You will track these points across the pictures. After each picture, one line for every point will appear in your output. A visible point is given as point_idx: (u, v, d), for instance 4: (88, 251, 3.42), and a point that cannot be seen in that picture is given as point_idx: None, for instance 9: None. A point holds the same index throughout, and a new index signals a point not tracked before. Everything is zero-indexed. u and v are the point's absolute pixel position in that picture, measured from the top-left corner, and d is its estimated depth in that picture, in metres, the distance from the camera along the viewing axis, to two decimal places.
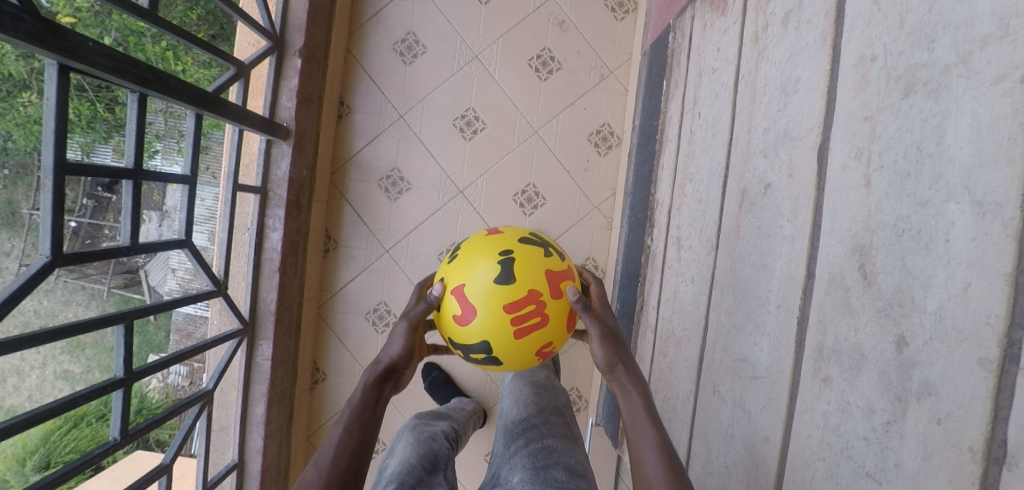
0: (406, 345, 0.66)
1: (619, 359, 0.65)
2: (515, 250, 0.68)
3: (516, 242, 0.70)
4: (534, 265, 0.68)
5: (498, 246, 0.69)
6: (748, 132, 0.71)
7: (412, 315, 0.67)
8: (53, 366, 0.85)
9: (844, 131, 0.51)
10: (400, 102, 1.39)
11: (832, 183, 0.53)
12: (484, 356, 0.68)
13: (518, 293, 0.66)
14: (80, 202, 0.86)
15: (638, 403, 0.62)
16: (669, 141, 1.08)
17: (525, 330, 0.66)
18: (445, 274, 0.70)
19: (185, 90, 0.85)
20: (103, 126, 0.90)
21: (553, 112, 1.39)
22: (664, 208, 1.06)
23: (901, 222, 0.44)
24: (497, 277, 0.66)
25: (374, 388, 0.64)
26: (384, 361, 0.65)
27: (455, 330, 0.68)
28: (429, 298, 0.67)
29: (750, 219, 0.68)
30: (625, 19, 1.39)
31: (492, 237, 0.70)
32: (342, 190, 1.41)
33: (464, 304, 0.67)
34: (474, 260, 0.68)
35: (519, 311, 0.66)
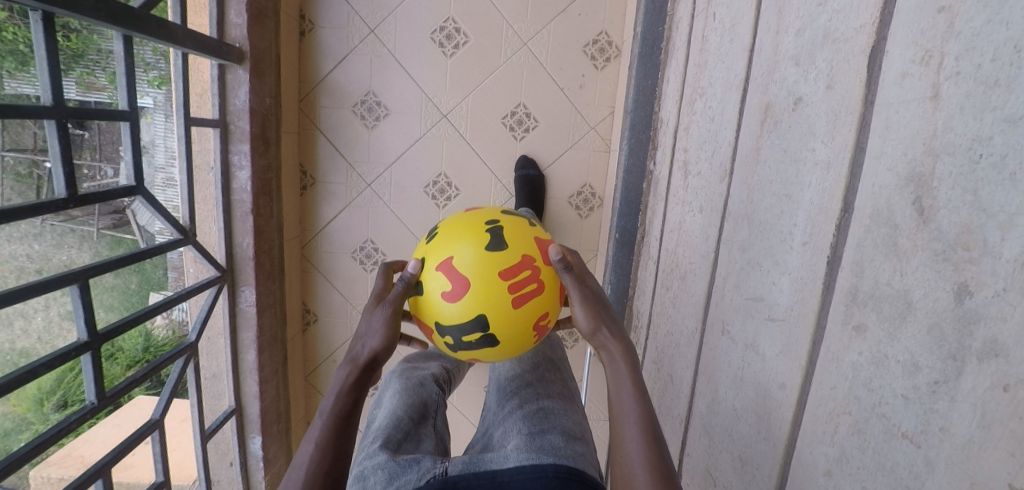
0: (387, 336, 0.60)
1: (605, 320, 0.60)
2: (500, 220, 0.66)
3: (499, 215, 0.67)
4: (522, 231, 0.65)
5: (482, 217, 0.66)
6: (776, 35, 0.60)
7: (391, 301, 0.62)
8: (56, 307, 0.79)
9: (908, 29, 0.41)
10: (369, 15, 1.23)
11: (885, 96, 0.43)
12: (478, 336, 0.62)
13: (512, 259, 0.62)
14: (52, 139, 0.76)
15: (624, 372, 0.58)
16: (676, 49, 0.95)
17: (523, 298, 0.61)
18: (427, 253, 0.65)
19: (98, 4, 0.71)
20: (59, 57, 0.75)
21: (544, 20, 1.23)
22: (669, 128, 0.95)
23: (978, 144, 0.35)
24: (487, 245, 0.62)
25: (351, 393, 0.58)
26: (363, 355, 0.60)
27: (441, 308, 0.62)
28: (406, 275, 0.61)
29: (773, 141, 0.59)
30: None
31: (475, 214, 0.67)
32: (314, 119, 1.28)
33: (453, 277, 0.61)
34: (459, 232, 0.64)
35: (514, 278, 0.61)
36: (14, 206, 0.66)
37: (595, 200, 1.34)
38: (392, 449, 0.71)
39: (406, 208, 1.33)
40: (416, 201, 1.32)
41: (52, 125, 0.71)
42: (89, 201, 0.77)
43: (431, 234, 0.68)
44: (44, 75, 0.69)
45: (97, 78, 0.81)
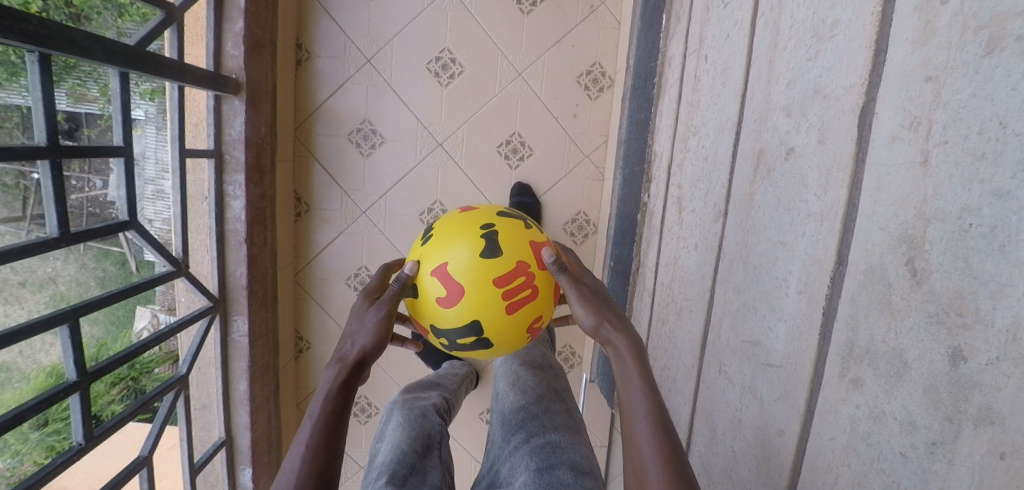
0: (378, 332, 0.59)
1: (607, 315, 0.59)
2: (497, 224, 0.65)
3: (494, 216, 0.66)
4: (518, 235, 0.64)
5: (477, 221, 0.65)
6: (768, 84, 0.61)
7: (385, 302, 0.60)
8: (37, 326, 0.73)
9: (897, 94, 0.42)
10: (366, 45, 1.24)
11: (876, 156, 0.44)
12: (472, 340, 0.63)
13: (506, 266, 0.61)
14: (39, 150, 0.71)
15: (631, 363, 0.56)
16: (670, 85, 0.96)
17: (517, 304, 0.62)
18: (421, 254, 0.65)
19: (96, 45, 0.71)
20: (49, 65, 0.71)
21: (538, 50, 1.25)
22: (663, 162, 0.97)
23: (967, 213, 0.36)
24: (482, 252, 0.62)
25: (341, 392, 0.57)
26: (352, 353, 0.58)
27: (436, 312, 0.62)
28: (401, 277, 0.61)
29: (766, 188, 0.60)
30: None
31: (469, 214, 0.66)
32: (309, 147, 1.28)
33: (447, 283, 0.61)
34: (453, 233, 0.64)
35: (508, 285, 0.61)
36: (6, 249, 0.65)
37: (589, 226, 1.35)
38: (398, 485, 0.70)
39: (401, 235, 1.33)
40: (412, 227, 1.32)
41: (46, 165, 0.71)
42: (82, 238, 0.77)
43: (426, 234, 0.68)
44: (40, 115, 0.69)
45: (90, 91, 0.77)
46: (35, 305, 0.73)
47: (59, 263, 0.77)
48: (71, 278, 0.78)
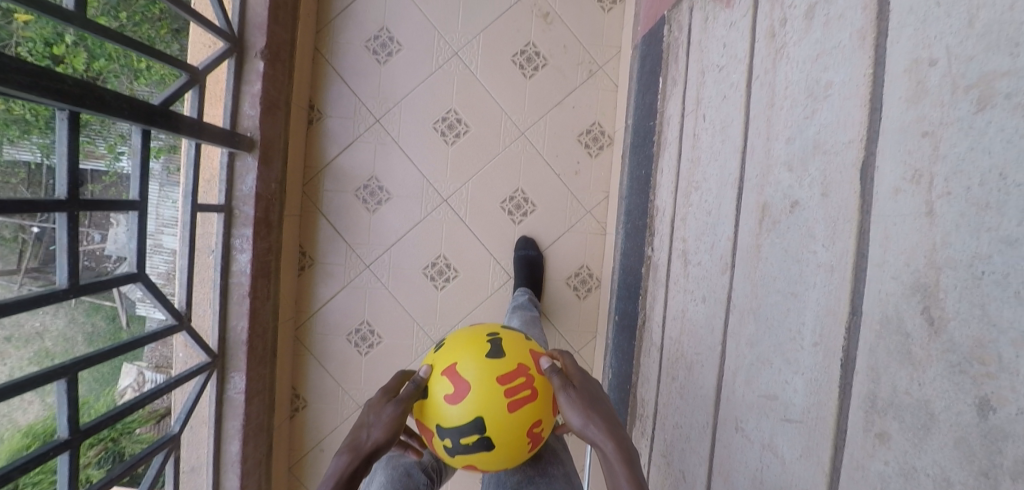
0: (391, 427, 0.59)
1: (595, 415, 0.59)
2: (503, 333, 0.66)
3: (502, 329, 0.67)
4: (524, 342, 0.65)
5: (484, 329, 0.66)
6: (767, 141, 0.63)
7: (402, 399, 0.60)
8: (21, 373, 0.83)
9: (896, 148, 0.44)
10: (375, 105, 1.29)
11: (881, 208, 0.45)
12: (475, 438, 0.59)
13: (511, 365, 0.61)
14: None
15: (619, 468, 0.55)
16: (668, 143, 1.00)
17: (520, 402, 0.59)
18: (433, 360, 0.65)
19: (125, 104, 0.74)
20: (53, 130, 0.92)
21: (540, 111, 1.30)
22: (666, 216, 0.98)
23: (979, 261, 0.37)
24: (488, 354, 0.62)
25: (348, 479, 0.57)
26: (366, 444, 0.58)
27: (442, 410, 0.60)
28: (417, 377, 0.62)
29: (772, 240, 0.61)
30: (612, 10, 1.29)
31: (477, 327, 0.68)
32: (316, 203, 1.30)
33: (455, 379, 0.60)
34: (462, 339, 0.65)
35: (512, 382, 0.59)
36: (13, 300, 0.64)
37: (592, 281, 1.35)
38: None
39: (405, 290, 1.32)
40: (415, 282, 1.32)
41: (64, 216, 0.71)
42: (91, 290, 0.76)
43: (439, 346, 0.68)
44: (62, 171, 0.70)
45: (97, 148, 0.88)
46: (18, 359, 0.83)
47: (48, 318, 0.86)
48: (57, 332, 0.87)
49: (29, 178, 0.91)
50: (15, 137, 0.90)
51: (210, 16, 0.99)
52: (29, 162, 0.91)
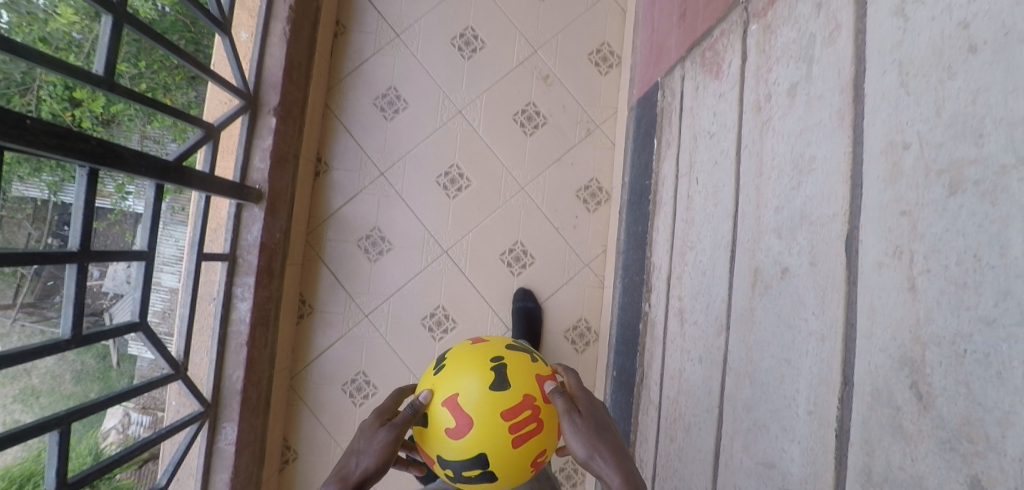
0: (382, 457, 0.58)
1: (601, 447, 0.57)
2: (507, 356, 0.64)
3: (505, 349, 0.66)
4: (529, 368, 0.63)
5: (487, 351, 0.64)
6: (757, 208, 0.66)
7: (396, 424, 0.59)
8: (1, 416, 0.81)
9: (878, 225, 0.45)
10: (380, 159, 1.33)
11: (866, 280, 0.47)
12: (478, 472, 0.59)
13: (514, 401, 0.60)
14: (45, 240, 0.85)
15: None
16: (663, 202, 1.02)
17: (525, 437, 0.59)
18: (432, 383, 0.64)
19: (142, 161, 0.77)
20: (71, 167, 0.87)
21: (540, 167, 1.32)
22: (662, 274, 1.00)
23: (961, 339, 0.38)
24: (492, 385, 0.60)
25: None
26: (355, 473, 0.57)
27: (443, 443, 0.60)
28: (414, 404, 0.60)
29: (765, 305, 0.62)
30: (609, 73, 1.33)
31: (479, 346, 0.66)
32: (319, 252, 1.32)
33: (457, 414, 0.59)
34: (466, 364, 0.63)
35: (517, 417, 0.59)
36: (16, 350, 0.65)
37: (591, 334, 1.34)
38: None
39: (403, 340, 1.32)
40: (413, 332, 1.32)
41: (73, 267, 0.73)
42: (92, 341, 0.76)
43: (438, 363, 0.67)
44: (77, 224, 0.73)
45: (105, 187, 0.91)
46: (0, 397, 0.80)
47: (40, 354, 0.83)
48: (46, 370, 0.84)
49: (35, 216, 0.84)
50: (26, 176, 0.84)
51: (228, 75, 1.04)
52: (36, 199, 0.85)
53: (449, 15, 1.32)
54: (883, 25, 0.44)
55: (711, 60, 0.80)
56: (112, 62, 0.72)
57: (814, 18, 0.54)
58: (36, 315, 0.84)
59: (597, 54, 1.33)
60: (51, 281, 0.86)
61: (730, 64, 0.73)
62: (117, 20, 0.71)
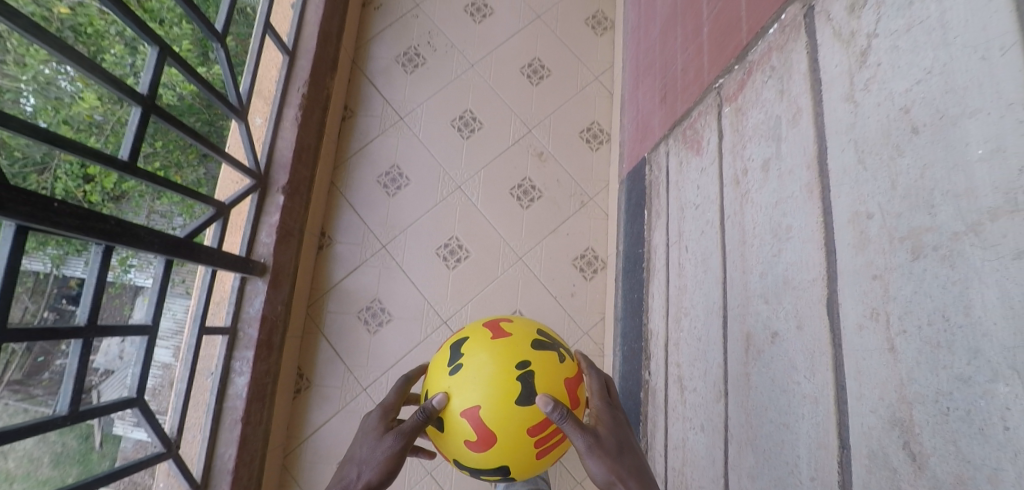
0: (384, 467, 0.56)
1: (624, 473, 0.55)
2: (532, 360, 0.61)
3: (530, 349, 0.62)
4: (555, 376, 0.61)
5: (512, 355, 0.60)
6: (743, 274, 0.68)
7: (404, 432, 0.58)
8: None
9: (854, 289, 0.48)
10: (382, 232, 1.35)
11: (850, 343, 0.49)
12: (497, 476, 0.62)
13: (536, 414, 0.58)
14: (41, 314, 0.78)
15: None
16: (657, 270, 1.05)
17: (546, 449, 0.61)
18: (449, 382, 0.61)
19: (156, 238, 0.81)
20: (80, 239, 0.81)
21: (536, 238, 1.36)
22: (660, 340, 1.01)
23: (942, 397, 0.39)
24: (519, 400, 0.58)
25: None
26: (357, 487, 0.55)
27: (463, 452, 0.60)
28: (428, 411, 0.57)
29: (759, 369, 0.63)
30: (600, 148, 1.40)
31: (502, 344, 0.61)
32: (318, 324, 1.33)
33: (479, 428, 0.58)
34: (488, 370, 0.60)
35: (542, 434, 0.59)
36: (14, 427, 0.65)
37: None
38: None
39: None
40: None
41: (78, 342, 0.74)
42: (89, 417, 0.76)
43: (454, 356, 0.63)
44: (87, 299, 0.75)
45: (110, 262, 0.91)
46: None
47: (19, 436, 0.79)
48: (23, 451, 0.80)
49: (33, 290, 0.77)
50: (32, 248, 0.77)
51: (241, 157, 1.11)
52: (39, 272, 0.78)
53: (451, 98, 1.40)
54: (835, 109, 0.49)
55: (691, 138, 0.86)
56: (138, 147, 0.77)
57: (777, 102, 0.59)
58: (22, 394, 0.77)
59: (588, 132, 1.41)
60: (41, 357, 0.79)
61: (709, 142, 0.79)
62: (146, 111, 0.77)
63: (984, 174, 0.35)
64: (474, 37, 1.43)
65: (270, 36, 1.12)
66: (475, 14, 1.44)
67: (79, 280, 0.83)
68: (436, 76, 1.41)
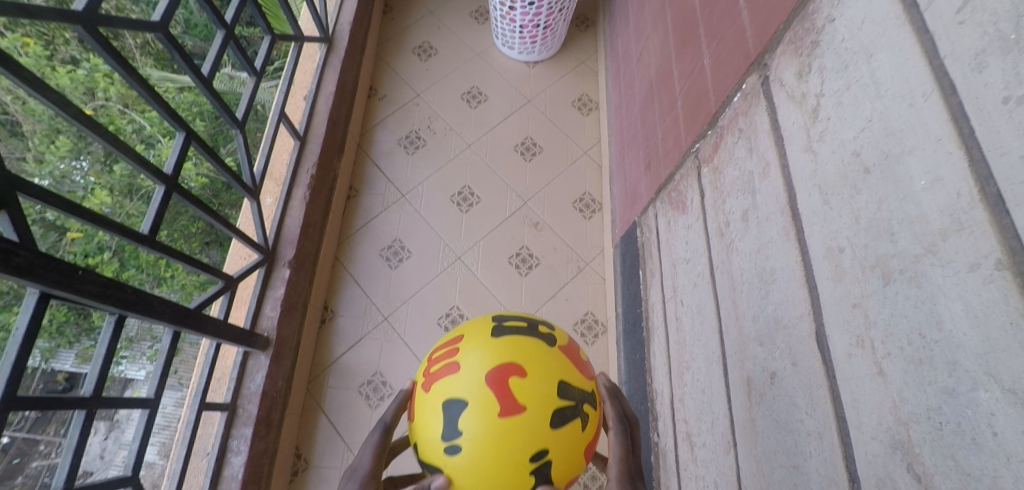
0: None
1: None
2: (548, 448, 0.55)
3: (546, 432, 0.55)
4: (569, 454, 0.57)
5: (526, 444, 0.54)
6: (737, 319, 0.71)
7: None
8: None
9: (838, 320, 0.51)
10: (383, 304, 1.37)
11: (843, 372, 0.51)
12: None
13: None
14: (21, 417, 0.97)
15: None
16: (656, 327, 1.07)
17: None
18: (449, 463, 0.55)
19: (167, 307, 0.82)
20: (73, 330, 1.02)
21: (536, 304, 1.37)
22: (665, 398, 1.01)
23: (933, 412, 0.41)
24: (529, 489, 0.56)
25: None
26: None
27: None
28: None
29: (763, 411, 0.64)
30: (593, 216, 1.47)
31: (514, 428, 0.54)
32: (319, 400, 1.29)
33: None
34: (497, 463, 0.54)
35: None
36: None
37: None
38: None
39: None
40: None
41: (80, 415, 0.74)
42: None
43: (452, 427, 0.55)
44: (94, 370, 0.76)
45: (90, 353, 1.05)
46: None
47: None
48: None
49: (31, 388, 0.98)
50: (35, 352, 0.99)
51: (252, 233, 1.18)
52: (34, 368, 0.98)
53: (450, 176, 1.49)
54: (799, 159, 0.55)
55: (676, 198, 0.92)
56: (157, 222, 0.82)
57: (749, 159, 0.66)
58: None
59: (580, 201, 1.48)
60: (17, 458, 0.95)
61: (692, 200, 0.86)
62: (169, 190, 0.83)
63: (929, 200, 0.39)
64: (469, 120, 1.55)
65: (283, 123, 1.21)
66: (470, 100, 1.57)
67: (67, 374, 1.02)
68: (435, 156, 1.50)
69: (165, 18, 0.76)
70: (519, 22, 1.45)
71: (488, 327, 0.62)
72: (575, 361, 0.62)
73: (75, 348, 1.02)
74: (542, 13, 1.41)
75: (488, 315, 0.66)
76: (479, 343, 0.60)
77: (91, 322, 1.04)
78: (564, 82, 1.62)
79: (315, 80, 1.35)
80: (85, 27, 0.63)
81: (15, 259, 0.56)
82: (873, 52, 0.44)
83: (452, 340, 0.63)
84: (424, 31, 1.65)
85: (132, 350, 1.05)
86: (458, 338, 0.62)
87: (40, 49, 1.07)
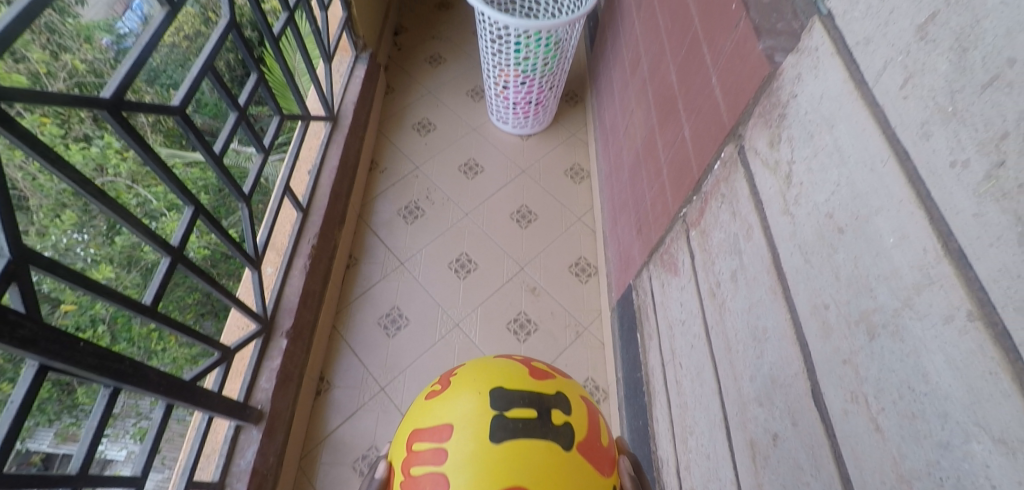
0: None
1: None
2: None
3: None
4: None
5: None
6: (735, 380, 0.72)
7: None
8: None
9: (831, 376, 0.52)
10: (381, 374, 1.35)
11: (842, 430, 0.51)
12: None
13: None
14: None
15: None
16: (657, 391, 1.06)
17: None
18: None
19: (162, 379, 0.82)
20: (55, 406, 0.74)
21: None
22: (671, 466, 0.97)
23: (934, 468, 0.40)
24: None
25: None
26: None
27: None
28: None
29: (769, 474, 0.63)
30: (589, 280, 1.49)
31: None
32: (311, 477, 1.23)
33: None
34: None
35: None
36: None
37: None
38: None
39: None
40: None
41: None
42: None
43: None
44: (83, 446, 0.76)
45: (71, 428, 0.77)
46: None
47: None
48: None
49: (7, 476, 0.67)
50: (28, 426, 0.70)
51: (250, 302, 1.19)
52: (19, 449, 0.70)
53: (449, 244, 1.52)
54: (778, 221, 0.58)
55: (668, 261, 0.95)
56: (160, 293, 0.84)
57: (732, 221, 0.69)
58: None
59: (576, 266, 1.51)
60: None
61: (683, 262, 0.88)
62: (174, 262, 0.85)
63: (900, 256, 0.41)
64: (467, 190, 1.60)
65: (287, 196, 1.26)
66: (468, 172, 1.63)
67: (44, 455, 0.73)
68: (434, 225, 1.55)
69: (184, 103, 0.81)
70: (512, 99, 1.55)
71: (485, 418, 0.58)
72: (586, 457, 0.58)
73: (56, 425, 0.75)
74: (533, 90, 1.51)
75: (490, 387, 0.61)
76: (472, 446, 0.56)
77: (76, 395, 0.77)
78: (556, 152, 1.69)
79: (320, 156, 1.41)
80: (112, 113, 0.68)
81: (19, 331, 0.57)
82: (834, 123, 0.48)
83: (442, 423, 0.60)
84: (422, 108, 1.75)
85: (120, 427, 0.88)
86: (449, 425, 0.59)
87: (55, 130, 0.81)
